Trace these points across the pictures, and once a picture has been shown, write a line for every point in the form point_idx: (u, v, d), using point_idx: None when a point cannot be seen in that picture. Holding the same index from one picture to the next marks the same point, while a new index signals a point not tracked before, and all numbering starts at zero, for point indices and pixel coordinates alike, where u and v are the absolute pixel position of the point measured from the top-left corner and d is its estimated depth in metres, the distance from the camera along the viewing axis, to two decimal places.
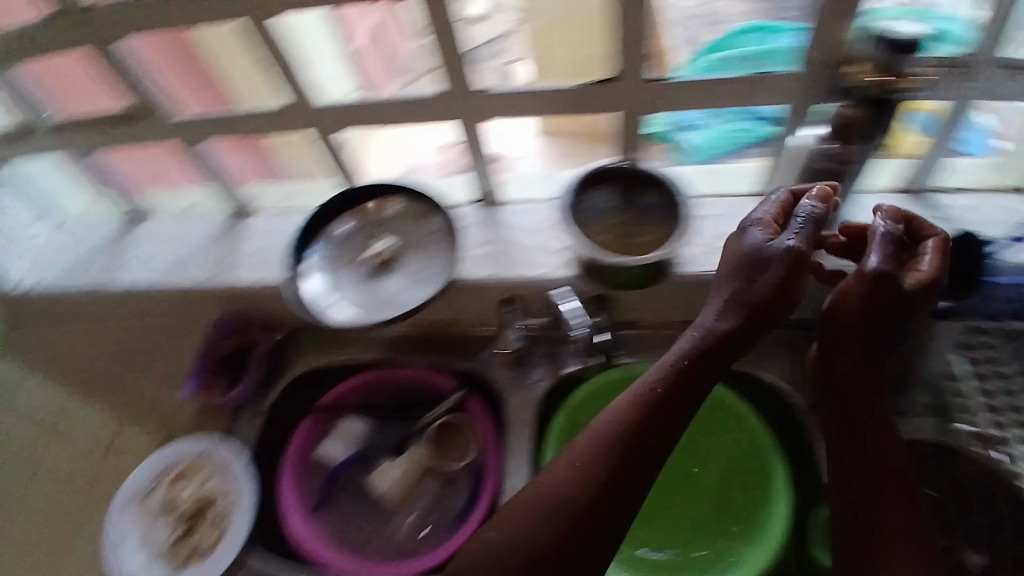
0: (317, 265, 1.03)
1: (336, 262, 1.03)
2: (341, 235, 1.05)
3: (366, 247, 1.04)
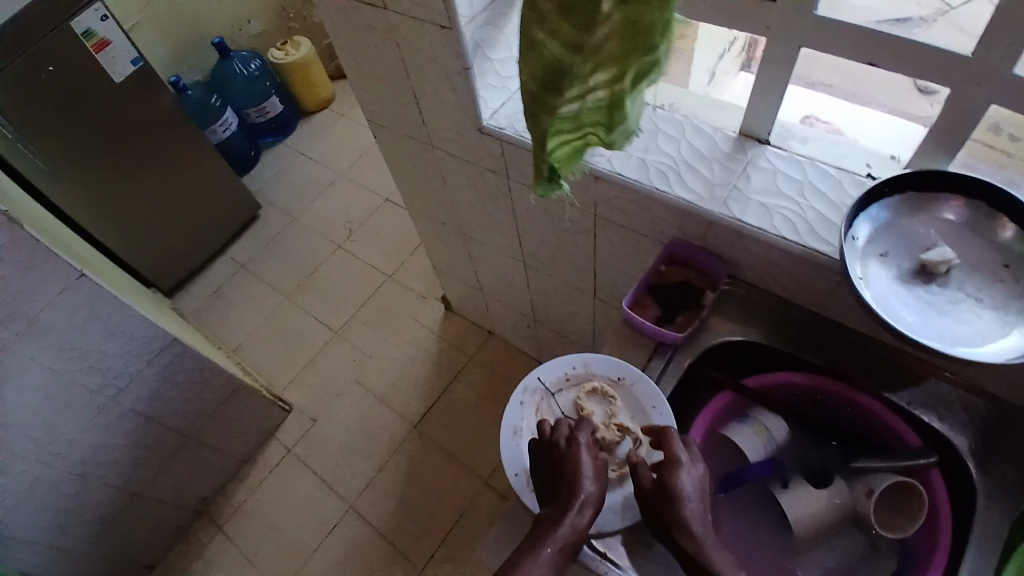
0: (532, 395, 0.71)
1: (549, 403, 0.70)
2: (562, 380, 0.71)
3: (591, 374, 0.71)
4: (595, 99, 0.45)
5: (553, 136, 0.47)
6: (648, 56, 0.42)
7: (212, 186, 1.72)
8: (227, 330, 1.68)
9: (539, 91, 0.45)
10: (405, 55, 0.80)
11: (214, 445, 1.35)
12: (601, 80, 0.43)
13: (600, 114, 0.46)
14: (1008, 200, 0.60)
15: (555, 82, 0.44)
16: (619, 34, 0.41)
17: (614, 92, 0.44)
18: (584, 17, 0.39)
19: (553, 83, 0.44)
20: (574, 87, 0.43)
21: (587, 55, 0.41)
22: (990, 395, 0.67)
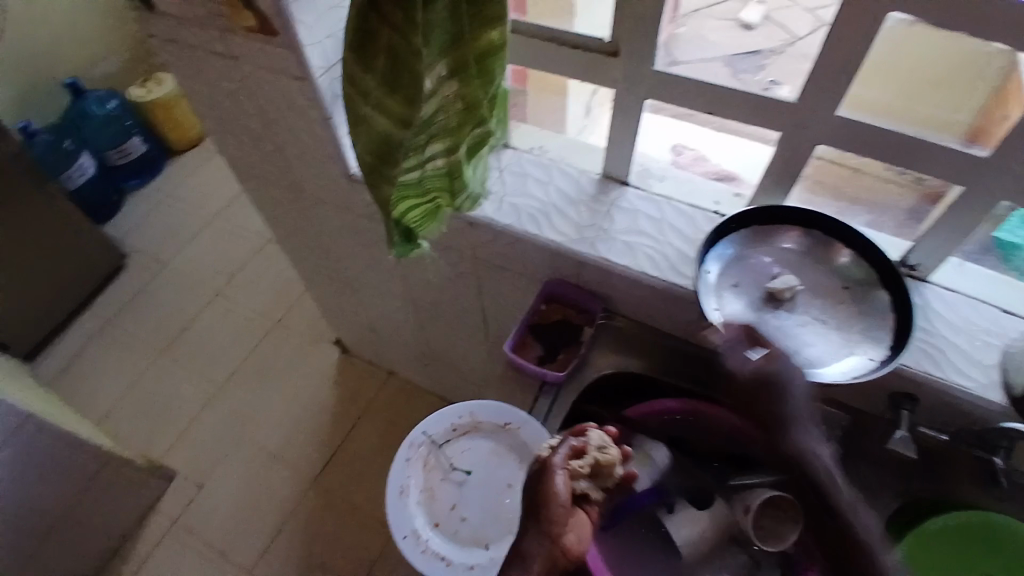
0: (417, 449, 0.68)
1: (436, 457, 0.68)
2: (448, 430, 0.70)
3: (477, 422, 0.69)
4: (433, 166, 0.49)
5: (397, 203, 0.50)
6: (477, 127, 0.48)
7: (68, 239, 1.56)
8: (92, 397, 1.52)
9: (375, 163, 0.48)
10: (264, 106, 0.77)
11: (81, 532, 1.20)
12: (436, 151, 0.48)
13: (441, 180, 0.50)
14: (841, 232, 0.67)
15: (390, 154, 0.47)
16: (447, 109, 0.46)
17: (449, 160, 0.49)
18: (410, 95, 0.43)
19: (388, 155, 0.47)
20: (411, 157, 0.47)
21: (418, 130, 0.45)
22: (846, 405, 0.72)
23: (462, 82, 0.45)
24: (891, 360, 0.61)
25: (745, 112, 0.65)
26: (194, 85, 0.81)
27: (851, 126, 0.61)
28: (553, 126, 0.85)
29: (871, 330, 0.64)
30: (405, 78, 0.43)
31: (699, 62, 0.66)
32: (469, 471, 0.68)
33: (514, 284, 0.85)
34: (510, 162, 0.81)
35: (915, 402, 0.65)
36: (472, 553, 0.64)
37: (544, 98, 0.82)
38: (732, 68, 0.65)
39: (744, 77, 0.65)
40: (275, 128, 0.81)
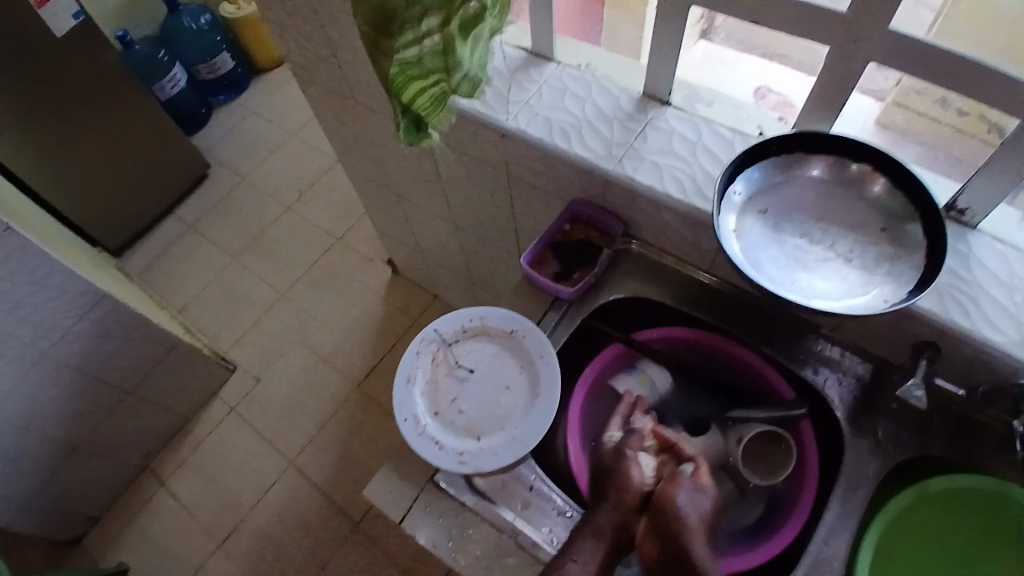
0: (428, 344, 0.72)
1: (445, 354, 0.72)
2: (458, 331, 0.73)
3: (486, 326, 0.73)
4: (432, 44, 0.47)
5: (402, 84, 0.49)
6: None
7: (161, 144, 1.70)
8: (173, 289, 1.69)
9: (374, 34, 0.47)
10: (316, 7, 0.81)
11: (154, 401, 1.36)
12: (432, 25, 0.45)
13: (439, 59, 0.48)
14: (883, 160, 0.62)
15: (389, 24, 0.46)
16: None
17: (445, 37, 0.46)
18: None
19: (384, 25, 0.46)
20: (406, 30, 0.46)
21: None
22: (869, 352, 0.70)
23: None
24: (904, 300, 0.56)
25: (790, 26, 0.60)
26: None
27: (907, 42, 0.55)
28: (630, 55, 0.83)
29: (902, 272, 0.59)
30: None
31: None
32: (472, 370, 0.71)
33: (543, 203, 0.86)
34: (552, 75, 0.80)
35: (937, 351, 0.63)
36: (462, 440, 0.66)
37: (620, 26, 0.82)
38: None
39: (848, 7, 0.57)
40: (327, 31, 0.84)
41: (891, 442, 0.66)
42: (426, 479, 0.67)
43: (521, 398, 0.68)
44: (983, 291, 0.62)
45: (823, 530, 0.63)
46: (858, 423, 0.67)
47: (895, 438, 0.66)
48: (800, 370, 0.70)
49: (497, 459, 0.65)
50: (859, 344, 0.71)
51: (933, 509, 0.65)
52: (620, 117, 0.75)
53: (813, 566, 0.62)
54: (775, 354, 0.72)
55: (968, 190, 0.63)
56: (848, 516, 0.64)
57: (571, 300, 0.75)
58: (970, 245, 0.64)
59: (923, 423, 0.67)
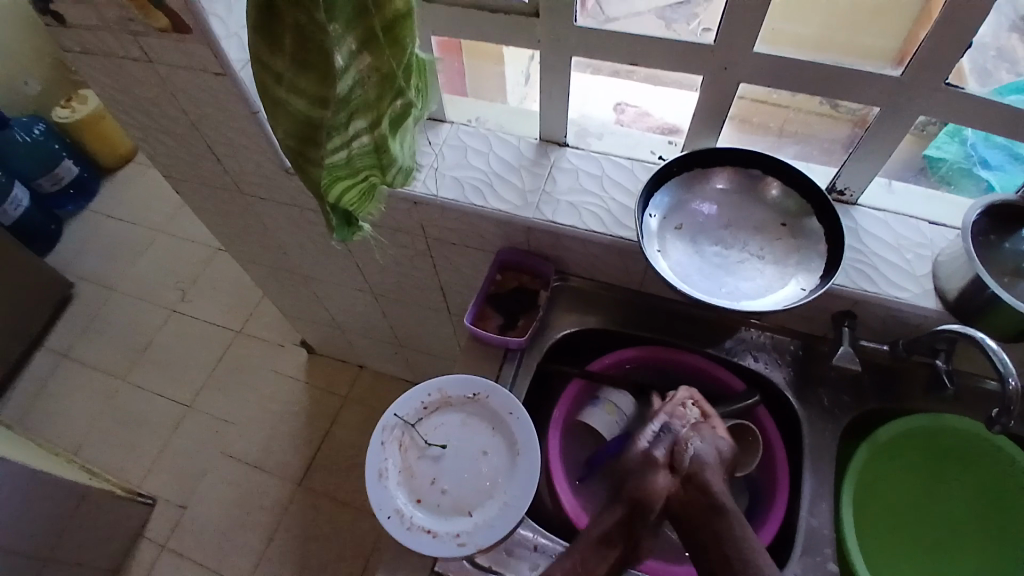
0: (391, 432, 0.69)
1: (411, 436, 0.69)
2: (419, 409, 0.71)
3: (447, 397, 0.71)
4: (361, 144, 0.50)
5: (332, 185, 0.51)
6: (397, 98, 0.47)
7: (11, 273, 1.50)
8: (57, 431, 1.48)
9: (300, 146, 0.48)
10: (188, 107, 0.77)
11: (69, 566, 1.18)
12: (361, 127, 0.48)
13: (371, 157, 0.52)
14: (771, 163, 0.69)
15: (316, 132, 0.47)
16: (363, 83, 0.46)
17: (376, 135, 0.49)
18: (323, 73, 0.43)
19: (311, 137, 0.47)
20: (335, 137, 0.47)
21: (336, 108, 0.45)
22: (795, 331, 0.77)
23: (372, 54, 0.44)
24: (823, 283, 0.63)
25: (667, 58, 0.66)
26: (113, 95, 0.79)
27: (771, 60, 0.63)
28: (497, 97, 0.85)
29: (810, 260, 0.66)
30: (314, 54, 0.42)
31: (631, 17, 0.66)
32: (445, 446, 0.69)
33: (469, 259, 0.86)
34: (447, 136, 0.81)
35: (854, 319, 0.72)
36: (454, 521, 0.64)
37: (478, 67, 0.82)
38: (665, 19, 0.65)
39: (678, 27, 0.65)
40: (205, 129, 0.80)
41: (840, 408, 0.73)
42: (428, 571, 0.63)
43: (502, 460, 0.68)
44: (879, 257, 0.70)
45: (806, 504, 0.68)
46: (807, 398, 0.74)
47: (836, 402, 0.73)
48: (743, 362, 0.76)
49: (496, 531, 0.63)
50: (787, 327, 0.77)
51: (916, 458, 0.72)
52: (527, 164, 0.78)
53: (808, 540, 0.66)
54: (719, 353, 0.77)
55: (842, 176, 0.72)
56: (822, 485, 0.69)
57: (522, 349, 0.75)
58: (858, 220, 0.73)
59: (857, 381, 0.74)
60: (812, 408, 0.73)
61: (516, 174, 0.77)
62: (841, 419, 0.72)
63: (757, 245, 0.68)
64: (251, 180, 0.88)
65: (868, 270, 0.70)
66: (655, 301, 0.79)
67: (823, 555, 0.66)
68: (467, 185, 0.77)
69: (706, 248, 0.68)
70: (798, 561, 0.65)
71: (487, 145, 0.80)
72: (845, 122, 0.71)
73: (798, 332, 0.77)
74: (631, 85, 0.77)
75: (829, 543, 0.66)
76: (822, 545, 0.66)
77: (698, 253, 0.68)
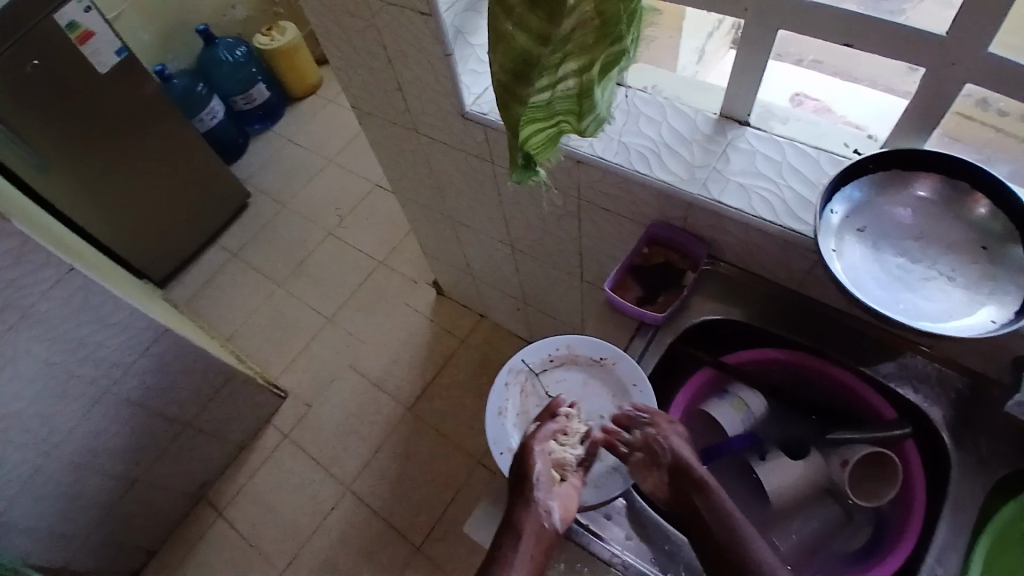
0: (516, 375, 0.72)
1: (533, 383, 0.72)
2: (546, 360, 0.73)
3: (574, 354, 0.72)
4: (565, 88, 0.52)
5: (526, 126, 0.54)
6: (614, 46, 0.48)
7: (202, 174, 1.73)
8: (219, 318, 1.70)
9: (510, 82, 0.51)
10: (386, 43, 0.82)
11: (210, 431, 1.37)
12: (570, 71, 0.50)
13: (571, 102, 0.53)
14: (986, 178, 0.61)
15: (528, 71, 0.49)
16: (585, 27, 0.47)
17: (584, 81, 0.51)
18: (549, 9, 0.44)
19: (524, 74, 0.49)
20: (544, 76, 0.49)
21: (555, 48, 0.47)
22: (969, 369, 0.69)
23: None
24: (1022, 321, 0.55)
25: (884, 44, 0.60)
26: (325, 24, 0.87)
27: (1009, 61, 0.55)
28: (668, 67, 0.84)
29: (1010, 293, 0.58)
30: None
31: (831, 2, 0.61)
32: (563, 400, 0.71)
33: (617, 227, 0.86)
34: (621, 101, 0.80)
35: None
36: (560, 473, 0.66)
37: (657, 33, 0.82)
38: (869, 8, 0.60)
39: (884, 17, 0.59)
40: (396, 65, 0.85)
41: (1003, 465, 0.64)
42: (524, 513, 0.66)
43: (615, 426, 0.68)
44: None
45: (934, 552, 0.62)
46: (971, 446, 0.66)
47: (995, 455, 0.65)
48: (898, 390, 0.69)
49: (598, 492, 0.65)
50: (962, 363, 0.69)
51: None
52: (700, 139, 0.75)
53: None
54: (873, 376, 0.70)
55: None
56: (957, 537, 0.62)
57: (658, 325, 0.74)
58: None
59: None
60: (969, 455, 0.65)
61: (683, 148, 0.75)
62: (1001, 474, 0.64)
63: (951, 266, 0.61)
64: (424, 119, 0.93)
65: None
66: (812, 306, 0.74)
67: None
68: (634, 151, 0.76)
69: (889, 256, 0.62)
70: None
71: (660, 113, 0.78)
72: None
73: (972, 371, 0.69)
74: (818, 78, 0.76)
75: None
76: None
77: (875, 260, 0.62)
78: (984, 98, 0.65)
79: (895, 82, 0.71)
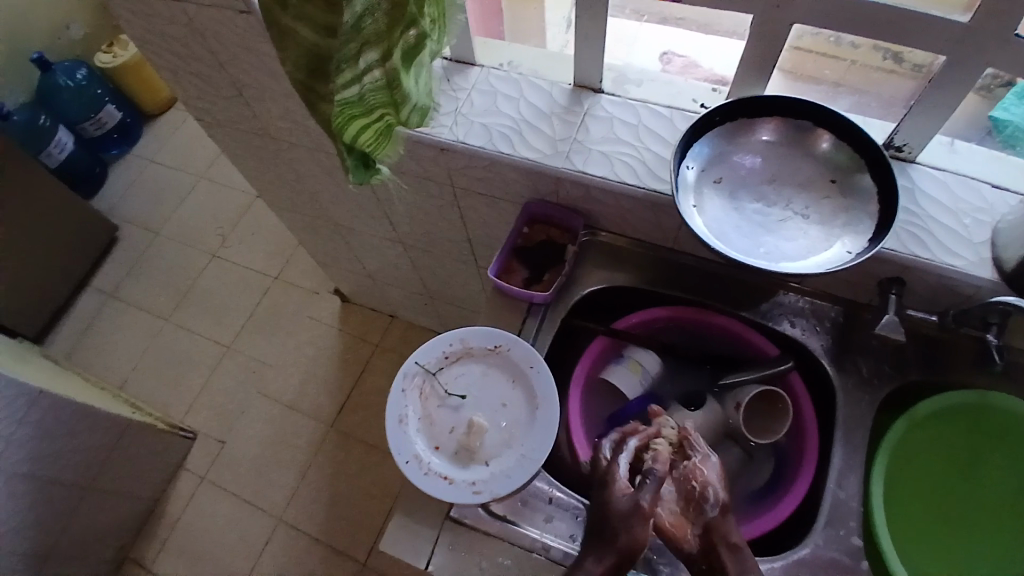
0: (412, 379, 0.69)
1: (431, 384, 0.70)
2: (440, 358, 0.71)
3: (469, 348, 0.71)
4: (374, 79, 0.49)
5: (344, 125, 0.51)
6: (409, 28, 0.46)
7: (59, 214, 1.56)
8: (106, 367, 1.56)
9: (308, 79, 0.48)
10: (217, 48, 0.75)
11: (115, 492, 1.26)
12: (372, 60, 0.47)
13: (384, 94, 0.50)
14: (822, 115, 0.63)
15: (324, 65, 0.47)
16: (374, 10, 0.45)
17: (388, 69, 0.48)
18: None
19: (320, 69, 0.47)
20: (345, 70, 0.47)
21: (344, 38, 0.45)
22: (837, 297, 0.73)
23: None
24: (870, 248, 0.58)
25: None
26: (143, 34, 0.79)
27: (829, 3, 0.57)
28: (537, 41, 0.83)
29: (856, 221, 0.62)
30: None
31: None
32: (464, 396, 0.69)
33: (497, 210, 0.84)
34: (477, 80, 0.78)
35: (903, 286, 0.67)
36: (470, 470, 0.65)
37: (519, 9, 0.83)
38: None
39: None
40: (234, 71, 0.79)
41: (879, 382, 0.69)
42: (443, 517, 0.65)
43: (519, 412, 0.68)
44: (935, 216, 0.65)
45: (833, 476, 0.66)
46: (850, 369, 0.70)
47: (873, 374, 0.70)
48: (777, 327, 0.72)
49: (511, 482, 0.64)
50: (830, 292, 0.73)
51: (954, 473, 0.70)
52: (559, 110, 0.74)
53: (832, 512, 0.64)
54: (753, 317, 0.73)
55: (899, 134, 0.66)
56: (852, 458, 0.67)
57: (548, 303, 0.74)
58: (924, 179, 0.68)
59: (896, 351, 0.70)
60: (849, 379, 0.69)
61: (545, 122, 0.74)
62: (878, 391, 0.69)
63: (804, 204, 0.64)
64: (277, 125, 0.87)
65: (918, 235, 0.65)
66: (690, 260, 0.75)
67: (847, 529, 0.64)
68: (498, 131, 0.74)
69: (747, 203, 0.64)
70: (820, 531, 0.64)
71: (518, 88, 0.76)
72: (906, 77, 0.70)
73: (839, 298, 0.73)
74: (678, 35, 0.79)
75: (855, 517, 0.64)
76: (847, 518, 0.64)
77: (734, 209, 0.64)
78: (822, 38, 0.70)
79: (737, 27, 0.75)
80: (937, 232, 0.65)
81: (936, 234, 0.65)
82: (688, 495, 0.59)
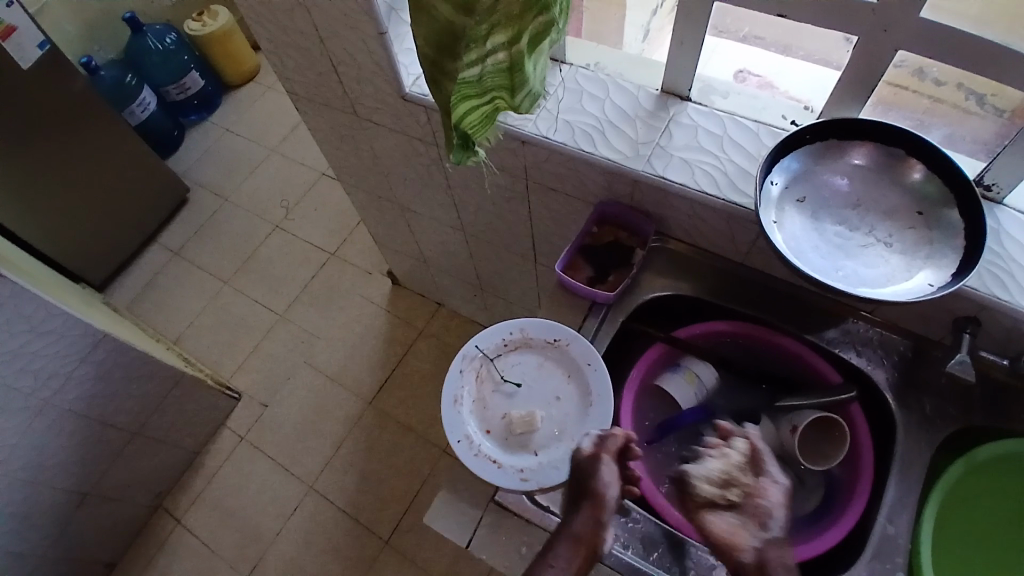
0: (470, 362, 0.71)
1: (489, 369, 0.71)
2: (499, 345, 0.72)
3: (528, 338, 0.71)
4: (495, 62, 0.51)
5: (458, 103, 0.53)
6: (540, 15, 0.47)
7: (138, 170, 1.64)
8: (165, 320, 1.63)
9: (436, 55, 0.50)
10: (319, 24, 0.79)
11: (162, 438, 1.32)
12: (498, 43, 0.49)
13: (503, 77, 0.52)
14: (917, 145, 0.62)
15: (454, 42, 0.49)
16: None
17: (512, 53, 0.49)
18: None
19: (450, 46, 0.49)
20: (471, 50, 0.49)
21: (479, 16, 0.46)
22: (908, 331, 0.71)
23: None
24: (954, 282, 0.57)
25: (820, 14, 0.61)
26: (251, 4, 0.83)
27: (938, 29, 0.56)
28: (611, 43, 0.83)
29: (942, 254, 0.60)
30: None
31: None
32: (519, 384, 0.70)
33: (566, 207, 0.85)
34: (565, 78, 0.79)
35: (978, 326, 0.65)
36: (519, 457, 0.66)
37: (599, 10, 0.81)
38: None
39: None
40: (331, 47, 0.82)
41: (943, 421, 0.67)
42: (487, 499, 0.66)
43: (573, 406, 0.68)
44: (1020, 260, 0.63)
45: (884, 510, 0.64)
46: (913, 404, 0.68)
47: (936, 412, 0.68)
48: (841, 353, 0.71)
49: (558, 473, 0.64)
50: (902, 326, 0.71)
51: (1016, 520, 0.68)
52: (644, 115, 0.75)
53: (879, 545, 0.63)
54: (817, 341, 0.72)
55: (991, 170, 0.64)
56: (906, 495, 0.65)
57: (611, 304, 0.74)
58: (1009, 222, 0.65)
59: (964, 392, 0.68)
60: (911, 414, 0.68)
61: (629, 124, 0.74)
62: (941, 430, 0.67)
63: (887, 232, 0.63)
64: (363, 103, 0.90)
65: (1003, 276, 0.63)
66: (759, 277, 0.75)
67: (894, 564, 0.62)
68: (580, 129, 0.75)
69: (828, 225, 0.64)
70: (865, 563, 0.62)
71: (605, 89, 0.77)
72: (998, 120, 0.66)
73: (911, 333, 0.71)
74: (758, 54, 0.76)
75: (903, 553, 0.62)
76: (894, 554, 0.62)
77: (814, 229, 0.63)
78: (918, 67, 0.66)
79: (831, 54, 0.71)
80: (1022, 276, 0.63)
81: (1021, 278, 0.63)
82: (756, 515, 0.59)
